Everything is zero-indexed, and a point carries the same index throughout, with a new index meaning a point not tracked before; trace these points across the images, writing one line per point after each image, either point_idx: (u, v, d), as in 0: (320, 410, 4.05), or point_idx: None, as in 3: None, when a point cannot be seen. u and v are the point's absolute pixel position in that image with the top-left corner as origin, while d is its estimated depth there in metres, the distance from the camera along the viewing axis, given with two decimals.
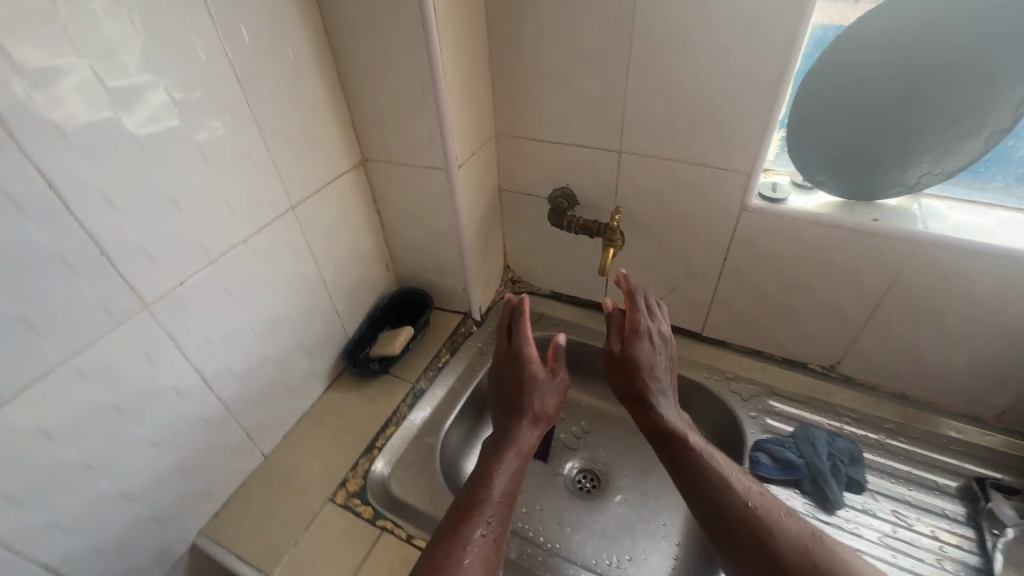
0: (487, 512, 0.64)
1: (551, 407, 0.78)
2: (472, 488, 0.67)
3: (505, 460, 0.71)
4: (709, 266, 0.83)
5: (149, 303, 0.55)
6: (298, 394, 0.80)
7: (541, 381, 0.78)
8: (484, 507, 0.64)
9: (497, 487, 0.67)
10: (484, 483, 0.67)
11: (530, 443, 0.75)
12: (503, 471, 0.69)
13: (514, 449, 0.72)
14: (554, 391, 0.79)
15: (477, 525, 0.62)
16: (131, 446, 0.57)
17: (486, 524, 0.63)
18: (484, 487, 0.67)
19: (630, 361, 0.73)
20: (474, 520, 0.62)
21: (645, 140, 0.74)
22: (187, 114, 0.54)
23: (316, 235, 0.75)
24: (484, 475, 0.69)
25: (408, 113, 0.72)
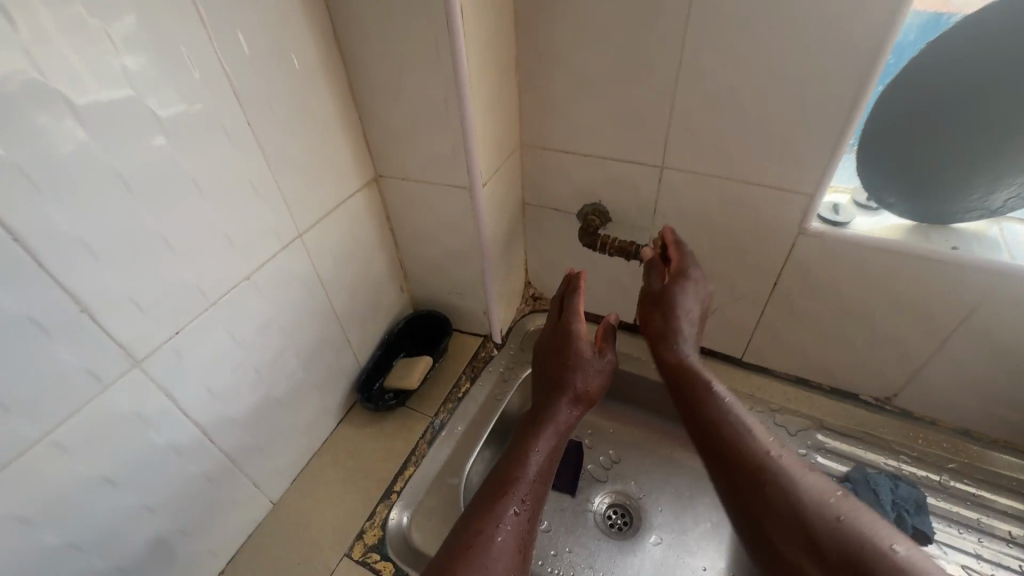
0: (517, 493, 0.60)
1: (595, 388, 0.71)
2: (505, 469, 0.62)
3: (543, 440, 0.66)
4: (756, 290, 0.76)
5: (140, 359, 0.48)
6: (309, 433, 0.73)
7: (584, 357, 0.71)
8: (517, 485, 0.60)
9: (532, 468, 0.63)
10: (518, 462, 0.63)
11: (569, 422, 0.69)
12: (539, 448, 0.65)
13: (552, 429, 0.67)
14: (601, 370, 0.71)
15: (508, 505, 0.58)
16: (125, 515, 0.50)
17: (518, 502, 0.59)
18: (518, 468, 0.62)
19: (665, 301, 0.67)
20: (505, 501, 0.58)
21: (693, 155, 0.66)
22: (179, 142, 0.46)
23: (326, 262, 0.68)
24: (521, 452, 0.64)
25: (428, 126, 0.64)
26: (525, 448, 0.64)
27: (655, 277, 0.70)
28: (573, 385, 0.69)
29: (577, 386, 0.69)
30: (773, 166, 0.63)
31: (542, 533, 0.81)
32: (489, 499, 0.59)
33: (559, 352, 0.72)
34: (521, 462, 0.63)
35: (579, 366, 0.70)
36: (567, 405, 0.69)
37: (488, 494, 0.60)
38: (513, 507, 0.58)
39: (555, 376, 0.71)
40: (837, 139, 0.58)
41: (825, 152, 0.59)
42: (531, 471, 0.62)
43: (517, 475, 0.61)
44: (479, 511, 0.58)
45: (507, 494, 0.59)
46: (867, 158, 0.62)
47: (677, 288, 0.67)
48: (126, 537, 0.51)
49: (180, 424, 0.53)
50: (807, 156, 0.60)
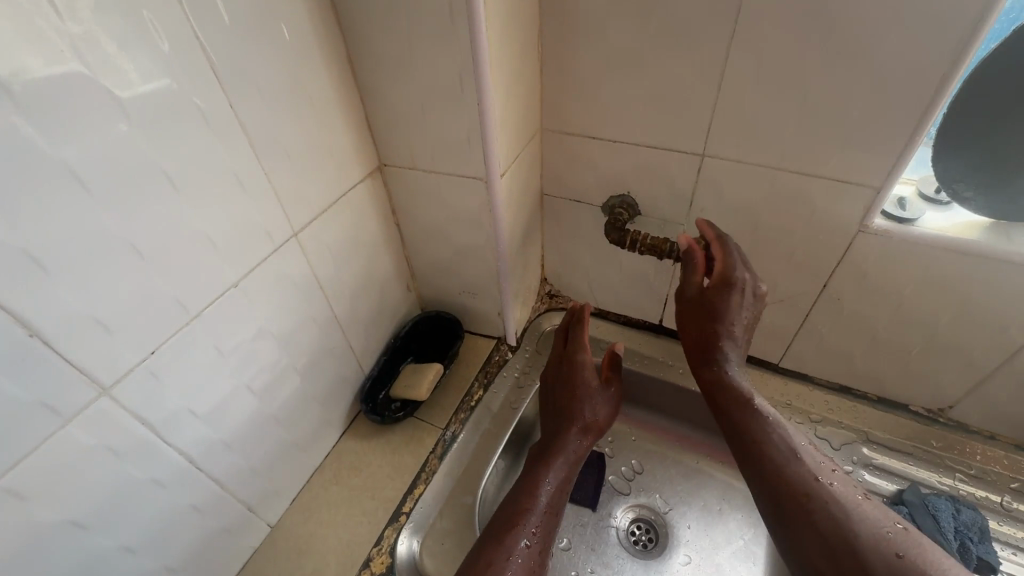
0: (527, 526, 0.53)
1: (604, 417, 0.65)
2: (513, 501, 0.56)
3: (553, 468, 0.59)
4: (801, 292, 0.68)
5: (108, 386, 0.41)
6: (309, 448, 0.67)
7: (590, 385, 0.66)
8: (527, 517, 0.54)
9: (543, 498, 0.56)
10: (527, 494, 0.56)
11: (580, 453, 0.62)
12: (548, 478, 0.58)
13: (562, 458, 0.60)
14: (607, 398, 0.66)
15: (517, 539, 0.52)
16: (99, 560, 0.44)
17: (529, 536, 0.52)
18: (527, 499, 0.56)
19: (709, 306, 0.59)
20: (514, 536, 0.52)
21: (740, 142, 0.59)
22: (146, 130, 0.39)
23: (325, 263, 0.61)
24: (529, 483, 0.58)
25: (440, 109, 0.56)
26: (534, 477, 0.58)
27: (695, 281, 0.62)
28: (581, 414, 0.63)
29: (586, 414, 0.64)
30: (835, 155, 0.55)
31: (562, 552, 0.74)
32: (497, 533, 0.52)
33: (567, 377, 0.67)
34: (530, 492, 0.57)
35: (587, 393, 0.65)
36: (576, 434, 0.62)
37: (496, 527, 0.53)
38: (523, 541, 0.52)
39: (561, 403, 0.65)
40: (917, 122, 0.50)
41: (899, 138, 0.51)
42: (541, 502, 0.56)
43: (527, 506, 0.55)
44: (487, 545, 0.51)
45: (516, 528, 0.53)
46: (945, 144, 0.53)
47: (716, 296, 0.59)
48: None
49: (161, 454, 0.46)
50: (877, 143, 0.53)
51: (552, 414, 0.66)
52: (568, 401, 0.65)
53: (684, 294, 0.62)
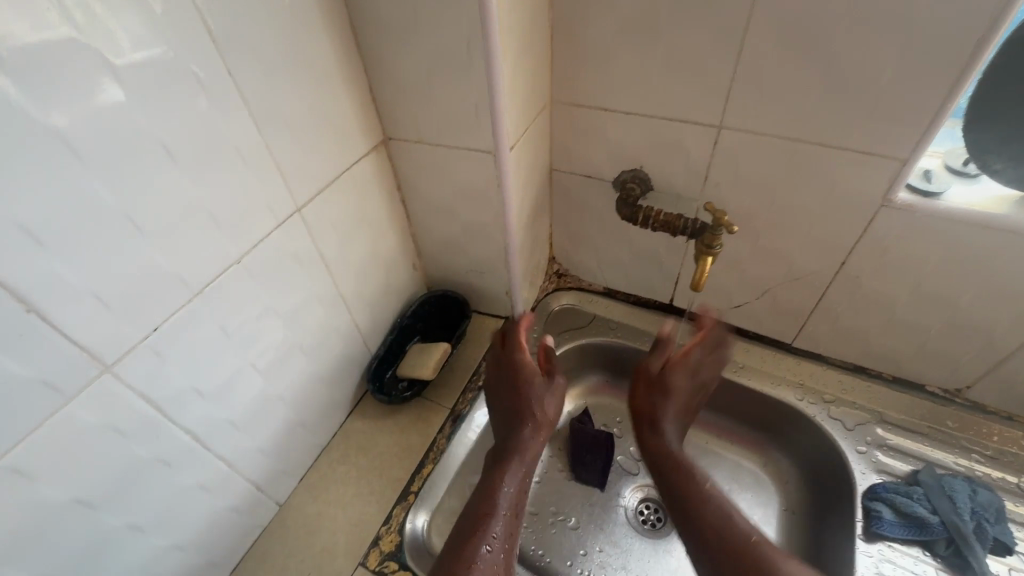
0: (490, 531, 0.52)
1: (551, 414, 0.65)
2: (476, 506, 0.55)
3: (510, 471, 0.59)
4: (818, 269, 0.66)
5: (110, 364, 0.40)
6: (317, 428, 0.66)
7: (538, 387, 0.66)
8: (492, 520, 0.53)
9: (503, 502, 0.56)
10: (489, 498, 0.56)
11: (535, 452, 0.62)
12: (508, 482, 0.58)
13: (517, 460, 0.60)
14: (549, 396, 0.66)
15: (481, 546, 0.51)
16: (107, 538, 0.44)
17: (492, 540, 0.52)
18: (489, 504, 0.55)
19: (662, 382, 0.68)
20: (479, 542, 0.51)
21: (760, 112, 0.56)
22: (140, 95, 0.37)
23: (329, 240, 0.59)
24: (490, 487, 0.57)
25: (446, 77, 0.54)
26: (494, 480, 0.58)
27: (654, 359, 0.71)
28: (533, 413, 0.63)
29: (536, 413, 0.64)
30: (861, 126, 0.53)
31: (570, 531, 0.74)
32: (462, 540, 0.51)
33: (514, 384, 0.66)
34: (492, 497, 0.56)
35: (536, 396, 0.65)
36: (528, 433, 0.62)
37: (461, 534, 0.52)
38: (487, 546, 0.51)
39: (510, 408, 0.65)
40: (949, 89, 0.47)
41: (930, 106, 0.49)
42: (502, 508, 0.55)
43: (489, 509, 0.55)
44: (454, 552, 0.50)
45: (480, 534, 0.52)
46: (980, 113, 0.50)
47: (670, 375, 0.68)
48: (113, 560, 0.45)
49: (167, 433, 0.46)
50: (905, 113, 0.50)
51: (503, 416, 0.65)
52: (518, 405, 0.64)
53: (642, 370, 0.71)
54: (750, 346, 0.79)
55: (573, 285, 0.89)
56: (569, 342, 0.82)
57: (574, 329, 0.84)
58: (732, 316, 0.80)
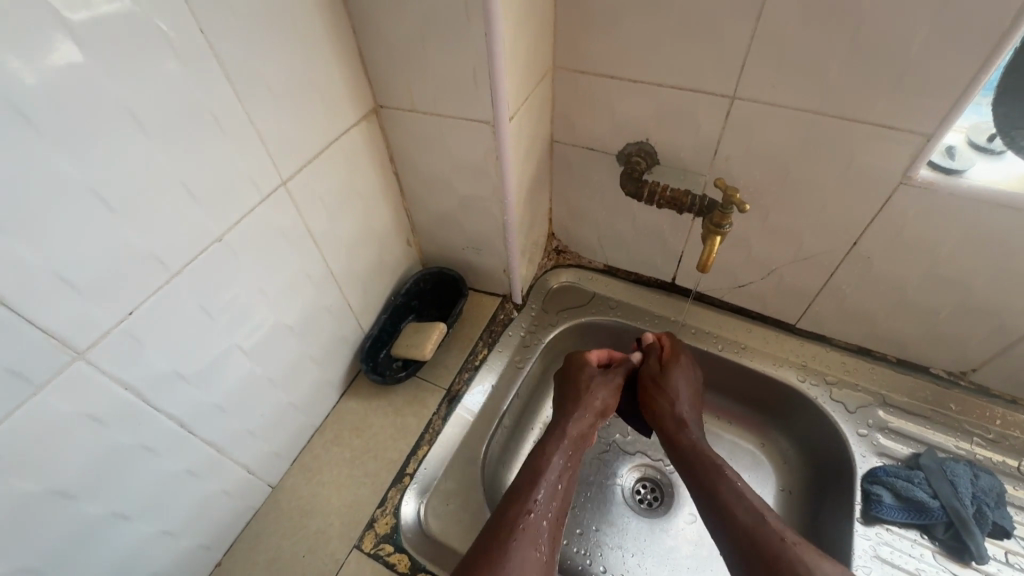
0: (543, 505, 0.52)
1: (609, 403, 0.64)
2: (528, 477, 0.54)
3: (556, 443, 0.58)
4: (828, 249, 0.64)
5: (84, 350, 0.37)
6: (309, 409, 0.65)
7: (607, 380, 0.65)
8: (543, 483, 0.54)
9: (554, 477, 0.55)
10: (537, 474, 0.54)
11: (584, 433, 0.61)
12: (559, 458, 0.57)
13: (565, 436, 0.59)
14: (606, 387, 0.65)
15: (536, 519, 0.50)
16: (89, 529, 0.42)
17: (546, 515, 0.51)
18: (536, 480, 0.54)
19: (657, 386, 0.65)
20: (532, 514, 0.50)
21: (777, 82, 0.53)
22: (98, 54, 0.33)
23: (319, 216, 0.56)
24: (538, 457, 0.57)
25: (441, 38, 0.49)
26: (545, 453, 0.57)
27: (652, 361, 0.68)
28: (591, 401, 0.63)
29: (595, 402, 0.63)
30: (886, 99, 0.49)
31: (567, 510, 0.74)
32: (515, 508, 0.51)
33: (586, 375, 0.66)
34: (544, 470, 0.55)
35: (601, 384, 0.65)
36: (582, 413, 0.61)
37: (511, 504, 0.51)
38: (543, 518, 0.50)
39: (570, 394, 0.65)
40: (983, 59, 0.44)
41: (963, 78, 0.45)
42: (553, 483, 0.54)
43: (538, 471, 0.55)
44: (508, 522, 0.49)
45: (531, 504, 0.51)
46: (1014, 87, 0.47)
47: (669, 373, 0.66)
48: (99, 549, 0.43)
49: (150, 419, 0.44)
50: (935, 85, 0.46)
51: (559, 401, 0.65)
52: (580, 391, 0.64)
53: (642, 374, 0.67)
54: (753, 327, 0.77)
55: (573, 262, 0.86)
56: (569, 320, 0.80)
57: (574, 308, 0.82)
58: (735, 296, 0.78)
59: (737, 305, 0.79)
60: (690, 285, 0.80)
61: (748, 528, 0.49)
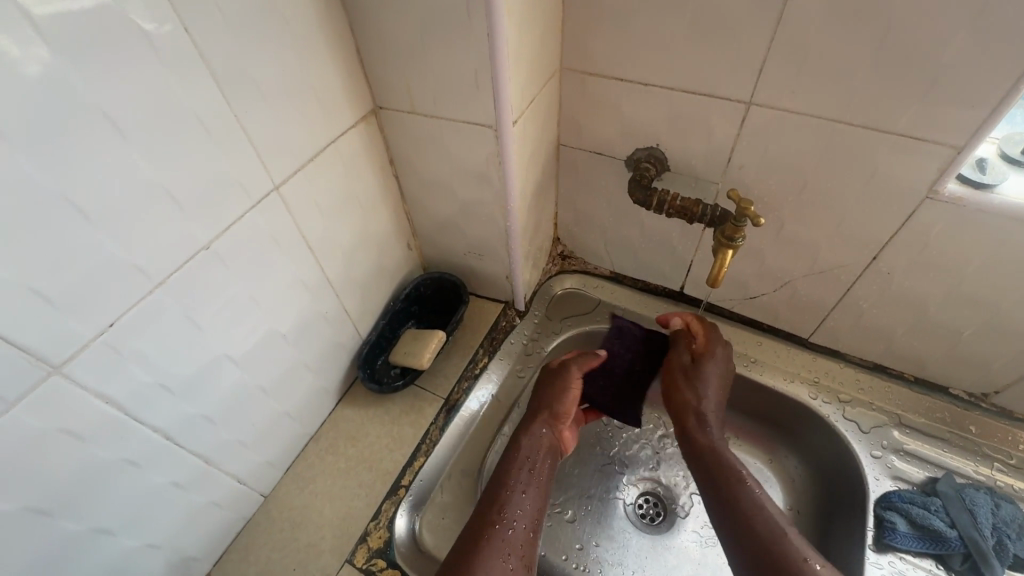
0: (510, 514, 0.50)
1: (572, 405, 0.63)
2: (493, 490, 0.53)
3: (524, 453, 0.57)
4: (846, 263, 0.61)
5: (60, 365, 0.36)
6: (304, 417, 0.63)
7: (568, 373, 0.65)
8: (510, 493, 0.52)
9: (520, 488, 0.53)
10: (504, 484, 0.53)
11: (551, 445, 0.59)
12: (525, 470, 0.55)
13: (529, 445, 0.58)
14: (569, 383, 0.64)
15: (502, 529, 0.48)
16: (69, 544, 0.41)
17: (514, 522, 0.49)
18: (503, 490, 0.52)
19: (686, 371, 0.63)
20: (498, 526, 0.48)
21: (797, 88, 0.50)
22: (70, 54, 0.31)
23: (313, 221, 0.54)
24: (504, 467, 0.55)
25: (441, 38, 0.47)
26: (510, 466, 0.55)
27: (682, 350, 0.66)
28: (552, 406, 0.62)
29: (556, 405, 0.62)
30: (915, 107, 0.46)
31: (567, 524, 0.72)
32: (480, 522, 0.49)
33: (549, 380, 0.65)
34: (509, 482, 0.53)
35: (566, 387, 0.63)
36: (545, 426, 0.60)
37: (477, 518, 0.50)
38: (510, 527, 0.49)
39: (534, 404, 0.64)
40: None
41: (999, 87, 0.42)
42: (519, 494, 0.52)
43: (506, 482, 0.53)
44: (473, 535, 0.48)
45: (498, 517, 0.49)
46: None
47: (703, 364, 0.63)
48: (79, 564, 0.42)
49: (134, 432, 0.42)
50: (967, 95, 0.43)
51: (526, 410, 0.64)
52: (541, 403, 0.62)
53: (674, 362, 0.65)
54: (763, 340, 0.74)
55: (578, 268, 0.84)
56: (572, 329, 0.78)
57: (578, 316, 0.79)
58: (746, 307, 0.75)
59: (747, 316, 0.76)
60: (700, 295, 0.77)
61: (761, 535, 0.46)
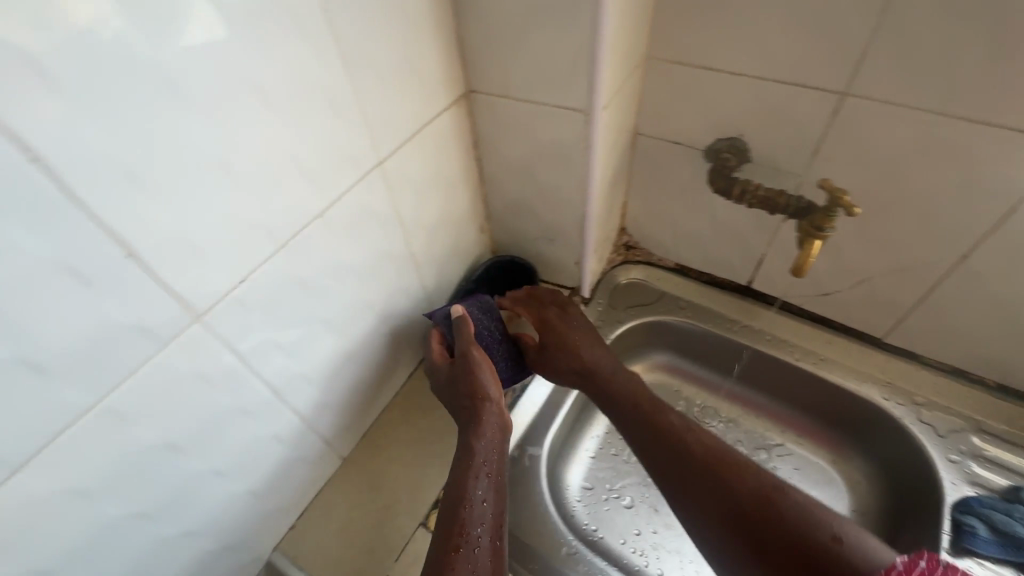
0: (473, 531, 0.47)
1: (494, 388, 0.59)
2: (451, 506, 0.49)
3: (475, 461, 0.53)
4: (931, 261, 0.60)
5: (202, 314, 0.39)
6: (380, 386, 0.66)
7: (467, 359, 0.59)
8: (468, 506, 0.49)
9: (480, 497, 0.50)
10: (460, 499, 0.49)
11: (496, 442, 0.55)
12: (482, 476, 0.52)
13: (480, 449, 0.54)
14: (482, 367, 0.59)
15: (469, 551, 0.45)
16: (192, 480, 0.45)
17: (480, 538, 0.47)
18: (461, 507, 0.49)
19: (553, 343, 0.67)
20: (463, 550, 0.45)
21: (900, 79, 0.49)
22: (239, 30, 0.34)
23: (406, 198, 0.57)
24: (457, 482, 0.51)
25: (545, 23, 0.48)
26: (465, 478, 0.51)
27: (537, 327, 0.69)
28: (486, 397, 0.57)
29: (487, 396, 0.57)
30: None
31: (624, 510, 0.73)
32: (443, 548, 0.46)
33: (461, 374, 0.59)
34: (467, 495, 0.50)
35: (480, 375, 0.58)
36: (487, 423, 0.56)
37: (440, 543, 0.47)
38: (477, 545, 0.46)
39: (462, 402, 0.59)
40: None
41: None
42: (480, 504, 0.49)
43: (460, 495, 0.50)
44: (438, 566, 0.44)
45: (462, 540, 0.46)
46: None
47: (562, 328, 0.68)
48: (198, 500, 0.46)
49: (250, 383, 0.46)
50: None
51: (456, 407, 0.59)
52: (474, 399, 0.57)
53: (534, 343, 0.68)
54: (833, 338, 0.74)
55: (642, 258, 0.84)
56: (635, 318, 0.79)
57: (641, 306, 0.81)
58: (817, 304, 0.74)
59: (819, 314, 0.75)
60: (775, 293, 0.77)
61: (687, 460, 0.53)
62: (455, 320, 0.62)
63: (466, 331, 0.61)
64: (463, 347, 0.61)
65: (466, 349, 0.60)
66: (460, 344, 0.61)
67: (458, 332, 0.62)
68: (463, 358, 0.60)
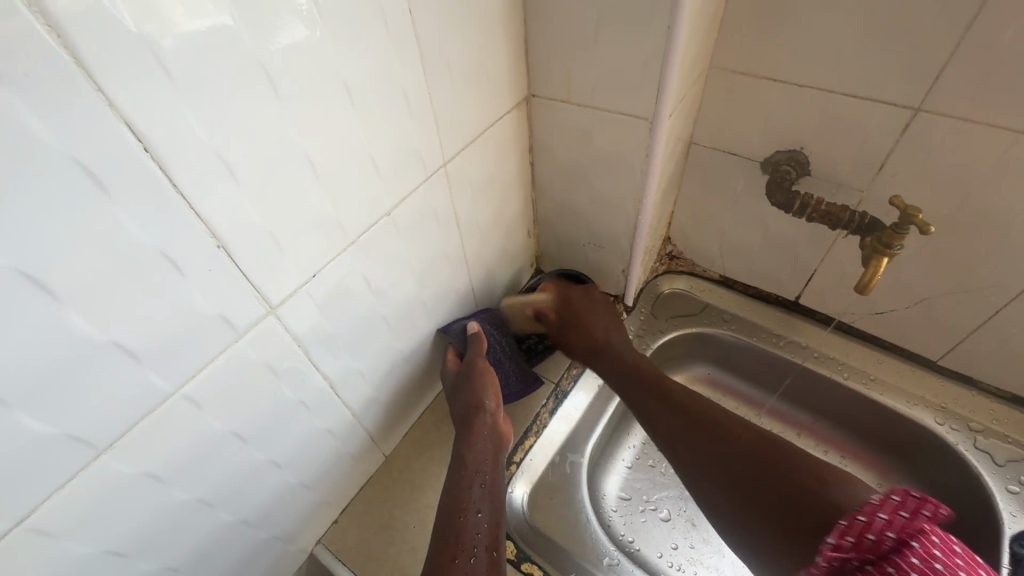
0: (471, 540, 0.46)
1: (495, 402, 0.59)
2: (447, 517, 0.48)
3: (473, 472, 0.52)
4: (997, 285, 0.58)
5: (275, 306, 0.40)
6: (424, 386, 0.66)
7: (471, 371, 0.60)
8: (464, 515, 0.48)
9: (475, 508, 0.49)
10: (458, 510, 0.48)
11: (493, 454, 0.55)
12: (477, 486, 0.51)
13: (477, 461, 0.54)
14: (488, 380, 0.59)
15: (466, 558, 0.44)
16: (252, 471, 0.45)
17: (477, 546, 0.46)
18: (459, 517, 0.48)
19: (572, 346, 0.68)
20: (460, 560, 0.44)
21: (983, 95, 0.48)
22: (334, 29, 0.34)
23: (465, 199, 0.57)
24: (453, 492, 0.51)
25: (617, 29, 0.48)
26: (461, 487, 0.50)
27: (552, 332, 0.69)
28: (486, 410, 0.57)
29: (489, 410, 0.57)
30: None
31: (661, 522, 0.72)
32: (440, 558, 0.44)
33: (464, 385, 0.60)
34: (464, 506, 0.49)
35: (485, 386, 0.58)
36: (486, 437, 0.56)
37: (436, 553, 0.45)
38: (474, 552, 0.45)
39: (461, 414, 0.58)
40: None
41: None
42: (477, 513, 0.49)
43: (457, 505, 0.49)
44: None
45: (458, 549, 0.45)
46: None
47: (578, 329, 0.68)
48: (256, 489, 0.47)
49: (312, 377, 0.47)
50: None
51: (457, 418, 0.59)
52: (472, 411, 0.57)
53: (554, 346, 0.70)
54: (883, 358, 0.72)
55: (686, 269, 0.84)
56: (677, 329, 0.79)
57: (684, 317, 0.80)
58: (869, 324, 0.72)
59: (872, 333, 0.73)
60: (828, 313, 0.75)
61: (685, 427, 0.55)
62: (469, 334, 0.63)
63: (479, 345, 0.62)
64: (472, 359, 0.61)
65: (474, 359, 0.60)
66: (471, 356, 0.61)
67: (472, 345, 0.62)
68: (469, 368, 0.60)
